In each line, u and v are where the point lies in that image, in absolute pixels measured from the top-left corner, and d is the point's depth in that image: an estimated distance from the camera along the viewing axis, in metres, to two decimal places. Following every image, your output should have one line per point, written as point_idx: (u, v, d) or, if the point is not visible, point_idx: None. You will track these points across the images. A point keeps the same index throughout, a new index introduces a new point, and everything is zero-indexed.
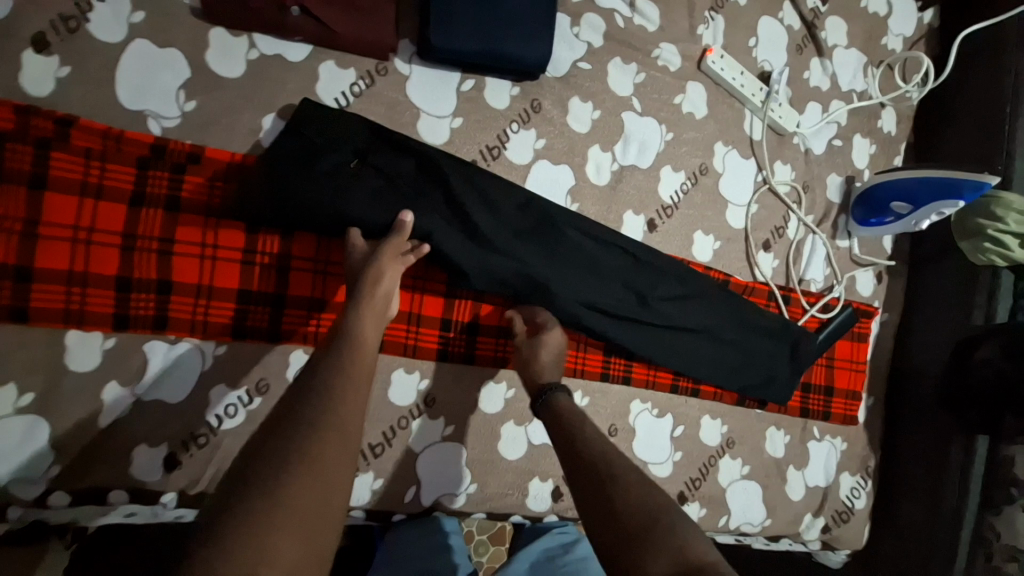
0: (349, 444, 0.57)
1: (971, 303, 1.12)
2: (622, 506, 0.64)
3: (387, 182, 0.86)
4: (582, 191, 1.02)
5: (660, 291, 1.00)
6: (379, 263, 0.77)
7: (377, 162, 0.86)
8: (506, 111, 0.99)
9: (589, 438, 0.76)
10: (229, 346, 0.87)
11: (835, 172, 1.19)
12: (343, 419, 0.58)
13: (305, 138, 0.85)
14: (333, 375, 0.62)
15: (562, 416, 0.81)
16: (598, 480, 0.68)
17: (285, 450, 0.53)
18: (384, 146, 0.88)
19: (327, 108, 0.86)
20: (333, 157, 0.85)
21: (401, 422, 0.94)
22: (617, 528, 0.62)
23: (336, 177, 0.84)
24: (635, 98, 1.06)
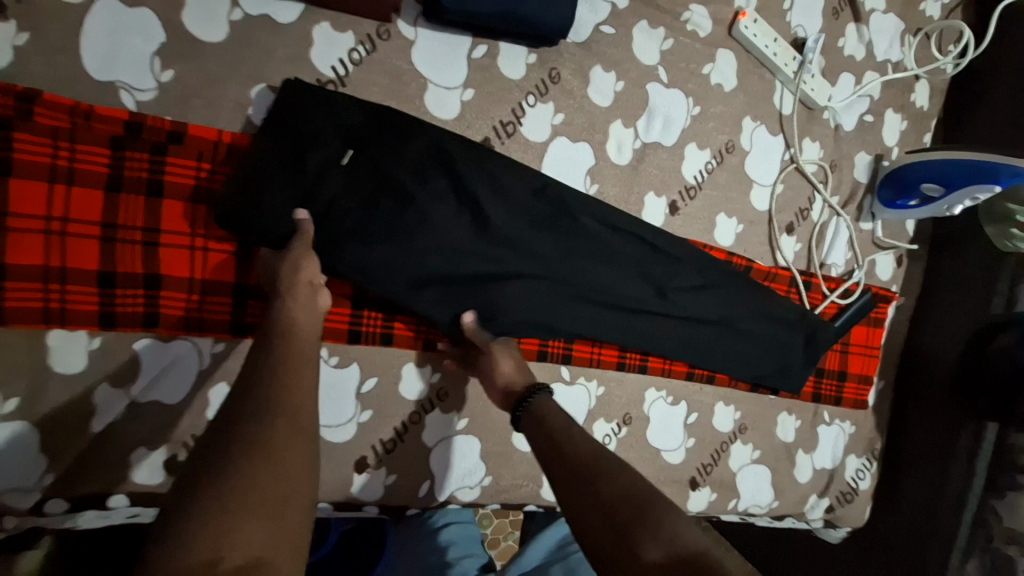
0: (304, 432, 0.55)
1: (992, 290, 1.10)
2: (612, 496, 0.61)
3: (380, 178, 0.79)
4: (602, 172, 0.95)
5: (678, 282, 0.96)
6: (294, 253, 0.72)
7: (374, 148, 0.79)
8: (522, 82, 0.89)
9: (578, 441, 0.71)
10: (228, 343, 0.81)
11: (864, 150, 1.13)
12: (295, 410, 0.56)
13: (293, 126, 0.77)
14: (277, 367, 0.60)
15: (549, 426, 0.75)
16: (587, 474, 0.65)
17: (229, 447, 0.50)
18: (382, 128, 0.80)
19: (313, 90, 0.78)
20: (326, 151, 0.77)
21: (413, 417, 0.90)
22: (612, 515, 0.59)
23: (328, 175, 0.77)
24: (661, 68, 0.96)
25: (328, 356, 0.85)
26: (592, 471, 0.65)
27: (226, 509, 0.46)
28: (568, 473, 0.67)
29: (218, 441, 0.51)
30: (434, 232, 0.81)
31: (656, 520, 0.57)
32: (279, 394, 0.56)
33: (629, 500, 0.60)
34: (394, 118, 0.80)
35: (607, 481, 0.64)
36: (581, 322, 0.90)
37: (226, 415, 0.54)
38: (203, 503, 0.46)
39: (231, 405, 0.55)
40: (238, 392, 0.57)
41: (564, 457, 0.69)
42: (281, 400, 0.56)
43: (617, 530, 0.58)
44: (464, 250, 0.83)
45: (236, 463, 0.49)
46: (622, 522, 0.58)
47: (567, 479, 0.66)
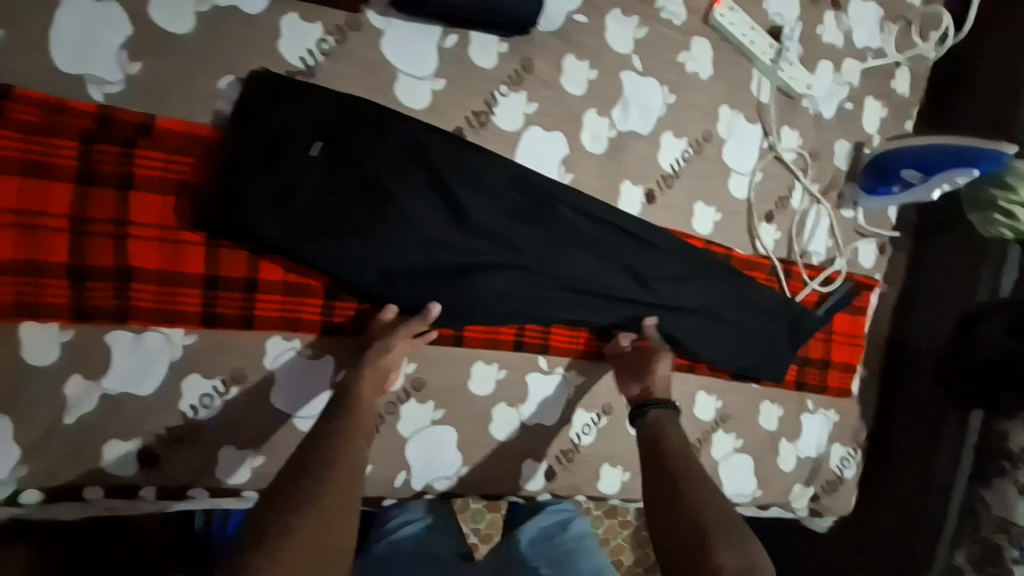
0: (349, 503, 0.65)
1: (976, 277, 1.09)
2: (701, 503, 0.71)
3: (351, 171, 0.78)
4: (578, 161, 0.93)
5: (660, 272, 0.95)
6: (393, 338, 0.81)
7: (345, 141, 0.78)
8: (495, 72, 0.88)
9: (675, 444, 0.80)
10: (200, 335, 0.81)
11: (844, 138, 1.11)
12: (341, 483, 0.65)
13: (266, 118, 0.76)
14: (342, 428, 0.71)
15: (652, 434, 0.82)
16: (668, 477, 0.75)
17: (294, 507, 0.61)
18: (355, 120, 0.79)
19: (286, 82, 0.78)
20: (295, 145, 0.76)
21: (389, 408, 0.90)
22: (698, 522, 0.69)
23: (300, 169, 0.77)
24: (635, 56, 0.95)
25: (302, 347, 0.85)
26: (674, 477, 0.75)
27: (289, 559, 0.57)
28: (652, 468, 0.77)
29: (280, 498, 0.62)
30: (410, 224, 0.81)
31: (734, 534, 0.68)
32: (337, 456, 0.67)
33: (714, 522, 0.69)
34: (365, 111, 0.80)
35: (693, 487, 0.73)
36: (563, 313, 0.90)
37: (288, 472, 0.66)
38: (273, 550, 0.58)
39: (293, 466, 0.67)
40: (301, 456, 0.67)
41: (657, 455, 0.79)
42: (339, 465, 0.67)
43: (700, 533, 0.68)
44: (439, 241, 0.82)
45: (296, 520, 0.60)
46: (706, 529, 0.68)
47: (656, 479, 0.76)
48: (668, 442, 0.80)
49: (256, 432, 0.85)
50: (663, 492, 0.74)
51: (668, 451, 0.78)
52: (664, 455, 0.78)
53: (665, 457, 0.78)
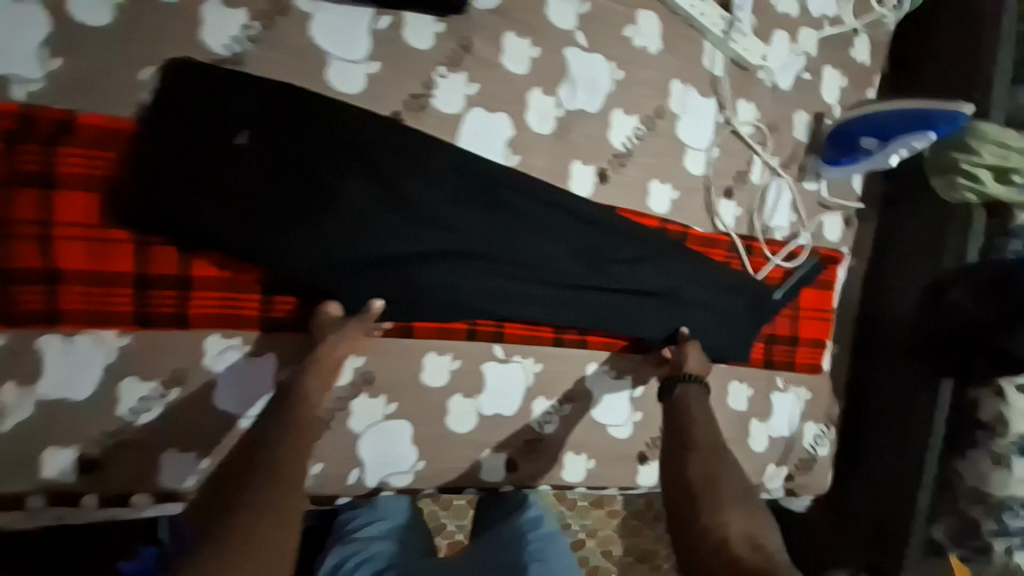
0: (292, 498, 0.67)
1: (943, 245, 1.06)
2: (719, 471, 0.77)
3: (279, 158, 0.76)
4: (524, 142, 0.91)
5: (615, 254, 0.92)
6: (342, 332, 0.80)
7: (273, 129, 0.75)
8: (432, 53, 0.85)
9: (700, 416, 0.84)
10: (135, 336, 0.78)
11: (802, 109, 1.08)
12: (288, 476, 0.68)
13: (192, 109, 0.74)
14: (289, 428, 0.73)
15: (682, 406, 0.85)
16: (694, 444, 0.80)
17: (236, 501, 0.64)
18: (282, 107, 0.76)
19: (210, 70, 0.75)
20: (219, 133, 0.74)
21: (338, 405, 0.87)
22: (715, 486, 0.76)
23: (226, 157, 0.74)
24: (579, 32, 0.92)
25: (242, 344, 0.82)
26: (699, 446, 0.80)
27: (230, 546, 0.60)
28: (679, 435, 0.82)
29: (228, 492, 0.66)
30: (344, 213, 0.78)
31: (745, 502, 0.75)
32: (283, 451, 0.70)
33: (729, 488, 0.76)
34: (290, 97, 0.76)
35: (714, 457, 0.79)
36: (513, 297, 0.88)
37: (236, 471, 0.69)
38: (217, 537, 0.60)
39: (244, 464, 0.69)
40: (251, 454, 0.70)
41: (685, 424, 0.83)
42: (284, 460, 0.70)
43: (715, 495, 0.75)
44: (376, 229, 0.79)
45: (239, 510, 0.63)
46: (720, 494, 0.75)
47: (681, 445, 0.81)
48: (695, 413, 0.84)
49: (199, 434, 0.82)
50: (687, 459, 0.79)
51: (695, 422, 0.83)
52: (692, 424, 0.83)
53: (692, 428, 0.82)
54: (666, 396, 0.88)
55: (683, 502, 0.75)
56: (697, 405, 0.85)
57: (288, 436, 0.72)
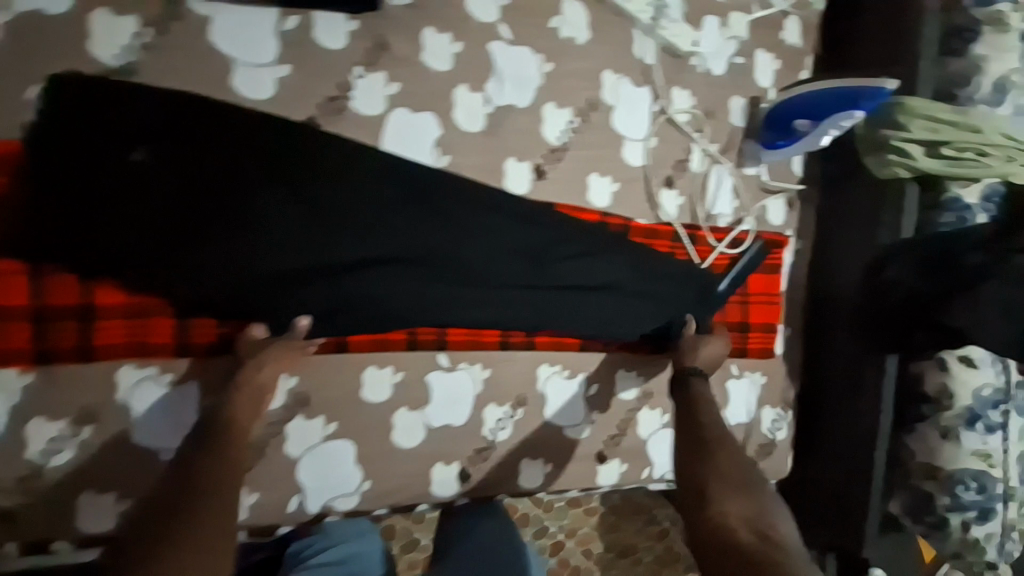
0: (225, 529, 0.65)
1: (879, 221, 1.07)
2: (724, 464, 0.80)
3: (180, 174, 0.70)
4: (453, 142, 0.87)
5: (554, 252, 0.90)
6: (267, 351, 0.75)
7: (168, 143, 0.69)
8: (346, 53, 0.81)
9: (710, 411, 0.87)
10: (38, 374, 0.72)
11: (738, 94, 1.07)
12: (214, 511, 0.65)
13: (70, 124, 0.67)
14: (208, 456, 0.69)
15: (693, 402, 0.89)
16: (702, 438, 0.84)
17: (160, 548, 0.62)
18: (175, 116, 0.70)
19: (90, 79, 0.68)
20: (108, 150, 0.68)
21: (272, 430, 0.83)
22: (719, 476, 0.79)
23: (120, 177, 0.68)
24: (502, 25, 0.90)
25: (158, 374, 0.77)
26: (708, 440, 0.83)
27: None
28: (687, 428, 0.86)
29: (152, 532, 0.63)
30: (258, 228, 0.73)
31: (751, 492, 0.78)
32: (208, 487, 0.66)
33: (734, 476, 0.79)
34: (187, 106, 0.70)
35: (721, 451, 0.82)
36: (451, 303, 0.84)
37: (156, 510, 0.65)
38: None
39: (164, 499, 0.66)
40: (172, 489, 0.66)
41: (695, 418, 0.86)
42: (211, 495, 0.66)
43: (719, 485, 0.78)
44: (294, 245, 0.75)
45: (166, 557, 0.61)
46: (723, 485, 0.78)
47: (688, 439, 0.84)
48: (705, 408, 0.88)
49: (121, 472, 0.77)
50: (694, 451, 0.83)
51: (705, 418, 0.86)
52: (703, 418, 0.86)
53: (701, 423, 0.86)
54: (675, 393, 0.92)
55: (688, 491, 0.79)
56: (706, 401, 0.89)
57: (207, 466, 0.68)
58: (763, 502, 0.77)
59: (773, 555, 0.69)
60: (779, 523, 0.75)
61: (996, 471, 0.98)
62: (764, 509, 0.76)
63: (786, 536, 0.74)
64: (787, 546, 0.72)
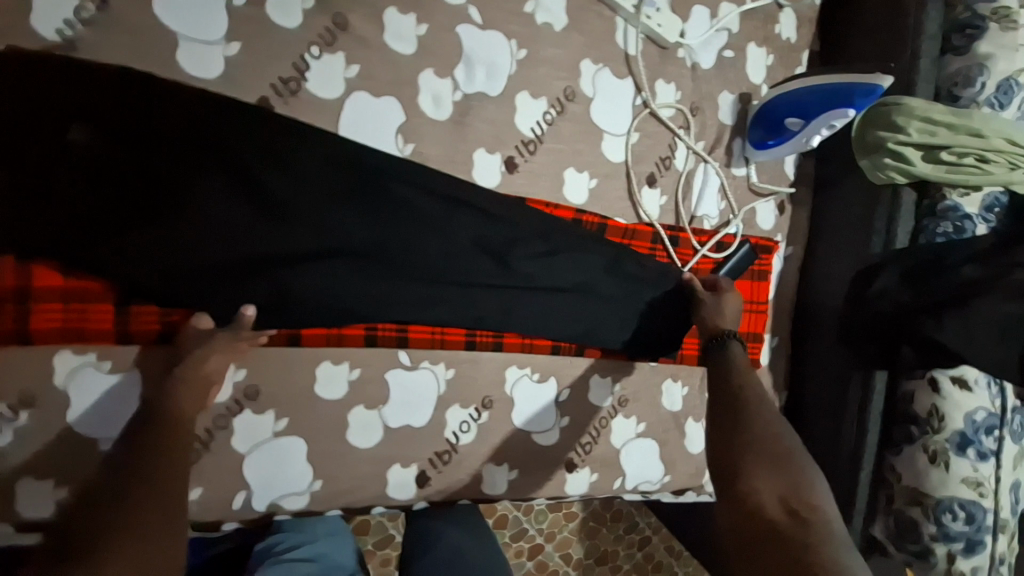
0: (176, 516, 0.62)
1: (871, 229, 1.02)
2: (757, 436, 0.72)
3: (118, 157, 0.67)
4: (417, 129, 0.83)
5: (521, 250, 0.85)
6: (210, 346, 0.72)
7: (106, 122, 0.67)
8: (302, 32, 0.77)
9: (746, 379, 0.79)
10: None
11: (727, 89, 1.02)
12: (163, 499, 0.61)
13: (5, 102, 0.64)
14: (145, 449, 0.64)
15: (728, 367, 0.81)
16: (733, 407, 0.76)
17: (102, 536, 0.57)
18: (112, 94, 0.67)
19: (25, 53, 0.65)
20: (46, 128, 0.65)
21: (219, 423, 0.79)
22: (750, 452, 0.71)
23: (56, 157, 0.66)
24: (472, 7, 0.85)
25: (99, 361, 0.74)
26: (740, 411, 0.75)
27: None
28: (719, 398, 0.78)
29: (93, 524, 0.58)
30: (198, 215, 0.70)
31: (787, 467, 0.69)
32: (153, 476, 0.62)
33: (769, 447, 0.71)
34: (128, 86, 0.67)
35: (755, 423, 0.73)
36: (407, 301, 0.80)
37: (92, 504, 0.60)
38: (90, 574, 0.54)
39: (99, 497, 0.60)
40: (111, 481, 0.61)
41: (728, 387, 0.78)
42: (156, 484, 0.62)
43: (749, 460, 0.70)
44: (236, 238, 0.72)
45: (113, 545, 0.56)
46: (754, 461, 0.70)
47: (720, 409, 0.77)
48: (738, 375, 0.79)
49: (56, 462, 0.74)
50: (724, 422, 0.75)
51: (742, 387, 0.77)
52: (738, 386, 0.78)
53: (735, 391, 0.77)
54: (707, 357, 0.85)
55: (718, 468, 0.72)
56: (743, 364, 0.81)
57: (150, 455, 0.64)
58: (802, 473, 0.69)
59: (812, 535, 0.62)
60: (820, 495, 0.67)
61: (987, 502, 0.92)
62: (804, 481, 0.68)
63: (829, 511, 0.66)
64: (830, 522, 0.64)
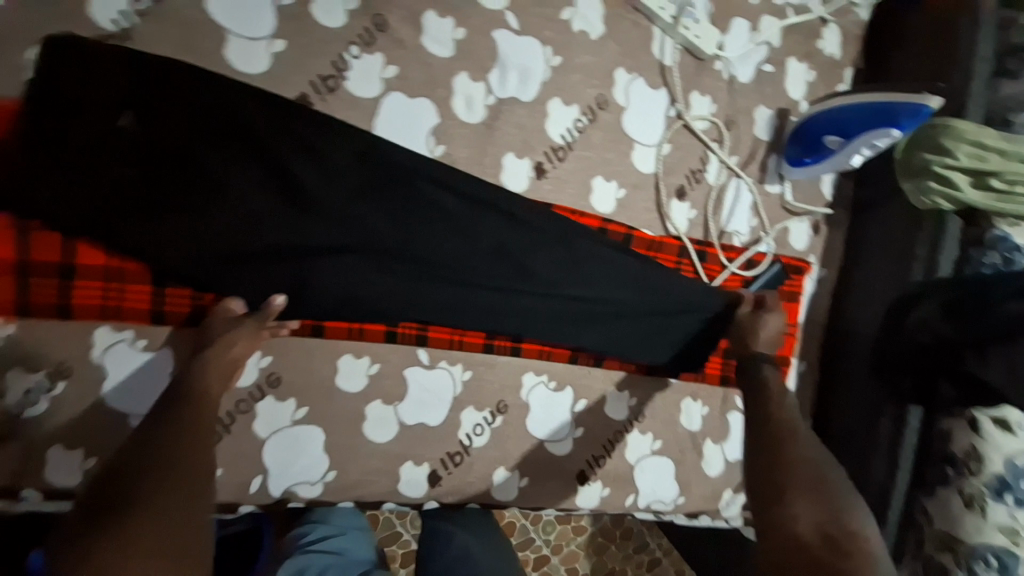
0: (199, 494, 0.61)
1: (911, 256, 0.97)
2: (793, 458, 0.71)
3: (164, 147, 0.70)
4: (449, 131, 0.85)
5: (544, 256, 0.85)
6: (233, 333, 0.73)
7: (155, 113, 0.70)
8: (343, 32, 0.79)
9: (784, 403, 0.79)
10: (18, 326, 0.73)
11: (764, 104, 1.00)
12: (184, 477, 0.61)
13: (64, 90, 0.68)
14: (167, 427, 0.65)
15: (765, 391, 0.82)
16: (768, 428, 0.75)
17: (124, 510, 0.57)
18: (162, 87, 0.70)
19: (84, 44, 0.69)
20: (99, 115, 0.69)
21: (241, 407, 0.81)
22: (785, 470, 0.69)
23: (107, 144, 0.69)
24: (510, 13, 0.87)
25: (134, 338, 0.78)
26: (776, 433, 0.74)
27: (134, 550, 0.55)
28: (754, 419, 0.78)
29: (114, 498, 0.58)
30: (234, 206, 0.73)
31: (825, 490, 0.67)
32: (174, 455, 0.62)
33: (810, 471, 0.69)
34: (176, 79, 0.70)
35: (791, 444, 0.72)
36: (427, 301, 0.81)
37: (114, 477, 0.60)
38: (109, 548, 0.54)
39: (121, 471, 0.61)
40: (133, 457, 0.62)
41: (765, 409, 0.78)
42: (176, 463, 0.62)
43: (785, 480, 0.68)
44: (266, 231, 0.74)
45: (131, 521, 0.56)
46: (790, 480, 0.68)
47: (756, 429, 0.76)
48: (775, 400, 0.79)
49: (87, 433, 0.77)
50: (760, 441, 0.74)
51: (779, 410, 0.77)
52: (774, 409, 0.78)
53: (771, 413, 0.77)
54: (744, 382, 0.86)
55: (755, 497, 0.69)
56: (778, 389, 0.82)
57: (172, 434, 0.64)
58: (846, 504, 0.66)
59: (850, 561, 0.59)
60: (861, 523, 0.64)
61: None
62: (847, 512, 0.65)
63: (875, 546, 0.62)
64: (876, 557, 0.60)
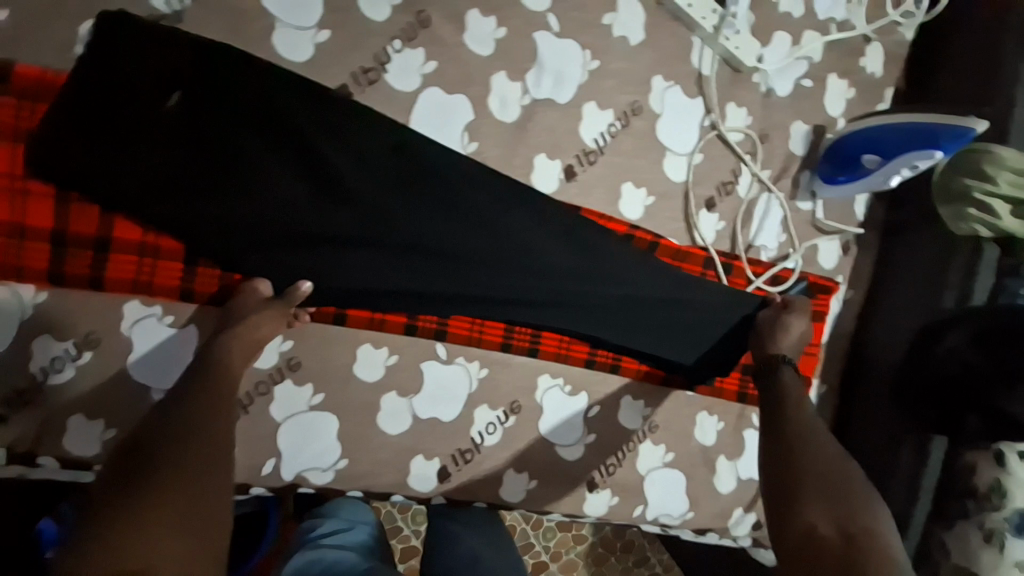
0: (218, 462, 0.61)
1: (942, 283, 0.95)
2: (807, 465, 0.68)
3: (206, 129, 0.72)
4: (482, 128, 0.85)
5: (567, 257, 0.84)
6: (257, 313, 0.73)
7: (199, 94, 0.71)
8: (386, 25, 0.80)
9: (800, 411, 0.76)
10: (52, 293, 0.75)
11: (800, 119, 0.99)
12: (205, 446, 0.62)
13: (114, 67, 0.70)
14: (193, 398, 0.66)
15: (783, 398, 0.79)
16: (780, 436, 0.73)
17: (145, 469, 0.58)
18: (209, 69, 0.71)
19: (137, 22, 0.71)
20: (146, 95, 0.70)
21: (259, 388, 0.82)
22: (798, 477, 0.67)
23: (151, 122, 0.71)
24: (551, 15, 0.87)
25: (162, 314, 0.79)
26: (790, 441, 0.72)
27: (150, 507, 0.55)
28: (767, 428, 0.76)
29: (137, 461, 0.59)
30: (268, 191, 0.74)
31: (842, 495, 0.64)
32: (198, 426, 0.64)
33: (826, 477, 0.66)
34: (223, 62, 0.72)
35: (805, 452, 0.70)
36: (448, 295, 0.81)
37: (138, 443, 0.61)
38: (125, 503, 0.55)
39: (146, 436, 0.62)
40: (159, 424, 0.63)
41: (778, 418, 0.76)
42: (197, 432, 0.63)
43: (798, 488, 0.66)
44: (298, 216, 0.75)
45: (151, 479, 0.57)
46: (803, 488, 0.66)
47: (769, 439, 0.74)
48: (790, 407, 0.77)
49: (108, 403, 0.78)
50: (773, 451, 0.73)
51: (794, 418, 0.75)
52: (789, 417, 0.76)
53: (785, 420, 0.75)
54: (761, 389, 0.83)
55: (771, 500, 0.67)
56: (796, 394, 0.79)
57: (196, 404, 0.66)
58: (870, 508, 0.63)
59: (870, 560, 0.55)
60: (883, 527, 0.60)
61: None
62: (870, 513, 0.62)
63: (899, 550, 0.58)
64: (898, 558, 0.56)
